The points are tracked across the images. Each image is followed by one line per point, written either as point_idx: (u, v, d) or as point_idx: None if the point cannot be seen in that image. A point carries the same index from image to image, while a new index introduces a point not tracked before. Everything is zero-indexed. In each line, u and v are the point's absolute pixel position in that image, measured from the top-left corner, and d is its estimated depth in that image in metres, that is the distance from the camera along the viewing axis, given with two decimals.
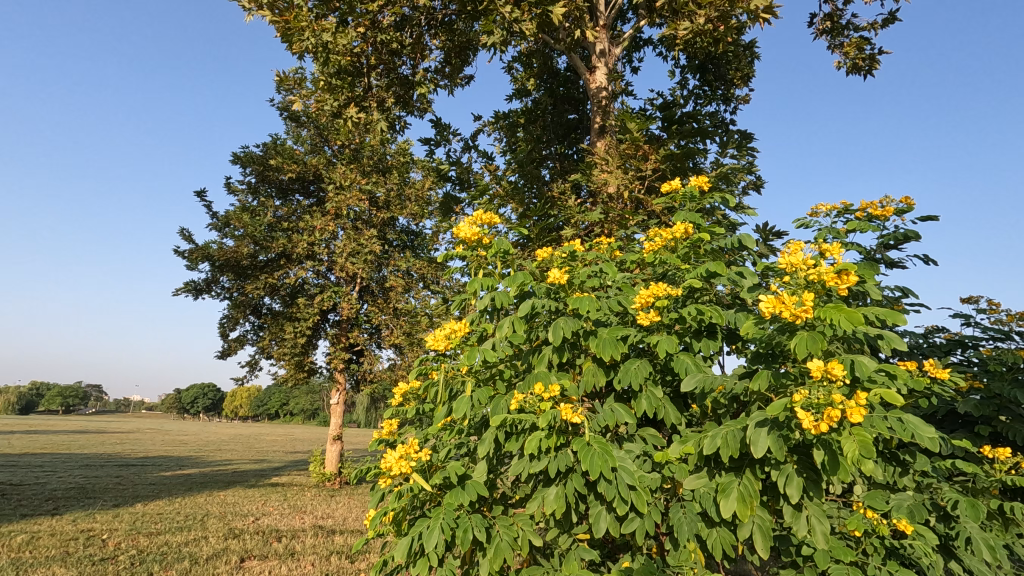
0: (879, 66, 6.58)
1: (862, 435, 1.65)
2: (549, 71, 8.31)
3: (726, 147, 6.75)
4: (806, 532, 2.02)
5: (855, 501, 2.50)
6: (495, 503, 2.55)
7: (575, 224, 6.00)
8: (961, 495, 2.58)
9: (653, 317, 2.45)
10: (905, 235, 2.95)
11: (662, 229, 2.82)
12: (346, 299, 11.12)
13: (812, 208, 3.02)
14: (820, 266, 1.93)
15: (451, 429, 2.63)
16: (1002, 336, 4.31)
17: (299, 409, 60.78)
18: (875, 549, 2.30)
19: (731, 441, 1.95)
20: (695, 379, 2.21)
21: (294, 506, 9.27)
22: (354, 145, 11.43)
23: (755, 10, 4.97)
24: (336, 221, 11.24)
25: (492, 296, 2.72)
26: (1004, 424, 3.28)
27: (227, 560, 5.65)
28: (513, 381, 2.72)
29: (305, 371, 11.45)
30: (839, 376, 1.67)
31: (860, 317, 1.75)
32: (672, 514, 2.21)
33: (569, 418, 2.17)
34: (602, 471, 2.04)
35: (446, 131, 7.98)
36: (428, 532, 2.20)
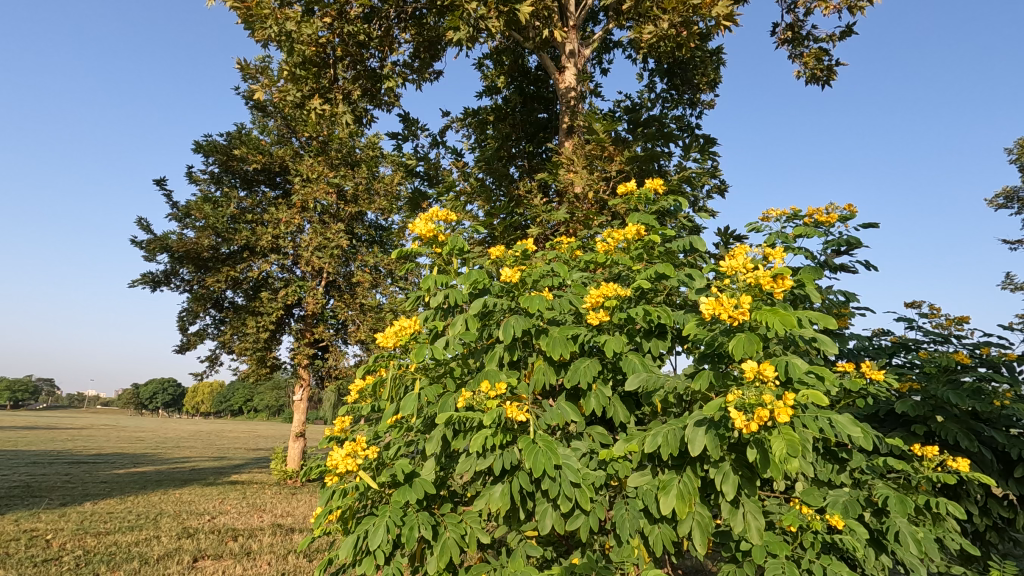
0: (836, 76, 6.81)
1: (790, 434, 1.70)
2: (520, 70, 8.34)
3: (690, 151, 6.89)
4: (742, 529, 2.08)
5: (793, 498, 2.58)
6: (445, 500, 2.55)
7: (541, 223, 6.03)
8: (892, 491, 2.69)
9: (603, 317, 2.49)
10: (849, 242, 3.06)
11: (616, 230, 2.87)
12: (311, 294, 10.93)
13: (762, 213, 3.12)
14: (757, 269, 1.99)
15: (400, 426, 2.62)
16: (942, 339, 4.51)
17: (264, 406, 59.44)
18: (811, 544, 2.38)
19: (671, 440, 1.99)
20: (639, 378, 2.26)
21: (253, 505, 9.07)
22: (322, 137, 11.26)
23: (716, 17, 5.10)
24: (303, 214, 11.03)
25: (445, 292, 2.73)
26: (938, 424, 3.45)
27: (180, 560, 5.50)
28: (464, 378, 2.72)
29: (267, 367, 11.21)
30: (770, 376, 1.74)
31: (794, 320, 1.81)
32: (616, 511, 2.26)
33: (514, 416, 2.19)
34: (545, 468, 2.06)
35: (414, 126, 7.92)
36: (373, 530, 2.20)
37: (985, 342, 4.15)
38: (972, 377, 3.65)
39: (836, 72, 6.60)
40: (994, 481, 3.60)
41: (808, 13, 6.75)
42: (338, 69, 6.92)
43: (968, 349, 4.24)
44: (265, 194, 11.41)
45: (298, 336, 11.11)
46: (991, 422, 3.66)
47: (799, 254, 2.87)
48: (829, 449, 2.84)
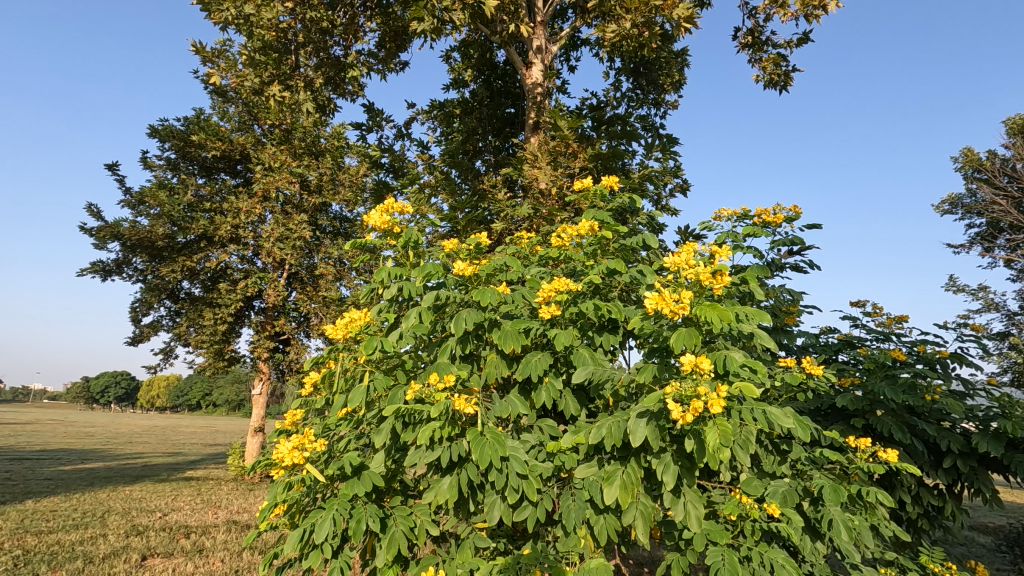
0: (793, 82, 7.02)
1: (724, 425, 1.76)
2: (488, 64, 8.34)
3: (652, 150, 7.02)
4: (683, 517, 2.15)
5: (735, 488, 2.67)
6: (395, 493, 2.54)
7: (505, 218, 6.06)
8: (828, 481, 2.81)
9: (554, 311, 2.51)
10: (795, 241, 3.18)
11: (569, 226, 2.92)
12: (272, 286, 10.64)
13: (714, 213, 3.20)
14: (698, 265, 2.05)
15: (350, 420, 2.61)
16: (884, 336, 4.73)
17: (223, 401, 57.83)
18: (751, 531, 2.47)
19: (615, 432, 2.03)
20: (587, 371, 2.30)
21: (208, 501, 8.82)
22: (286, 125, 10.99)
23: (677, 19, 5.19)
24: (264, 204, 10.73)
25: (399, 285, 2.72)
26: (875, 418, 3.62)
27: (127, 559, 5.32)
28: (415, 371, 2.72)
29: (225, 360, 10.90)
30: (706, 370, 1.81)
31: (730, 315, 1.87)
32: (563, 502, 2.30)
33: (462, 408, 2.21)
34: (492, 460, 2.08)
35: (379, 116, 7.83)
36: (319, 524, 2.18)
37: (922, 340, 4.36)
38: (908, 373, 3.84)
39: (792, 77, 6.80)
40: (925, 471, 3.81)
41: (767, 19, 6.94)
42: (301, 56, 6.78)
43: (906, 347, 4.45)
44: (225, 182, 11.06)
45: (258, 328, 10.82)
46: (925, 416, 3.86)
47: (748, 253, 2.95)
48: (771, 441, 2.95)
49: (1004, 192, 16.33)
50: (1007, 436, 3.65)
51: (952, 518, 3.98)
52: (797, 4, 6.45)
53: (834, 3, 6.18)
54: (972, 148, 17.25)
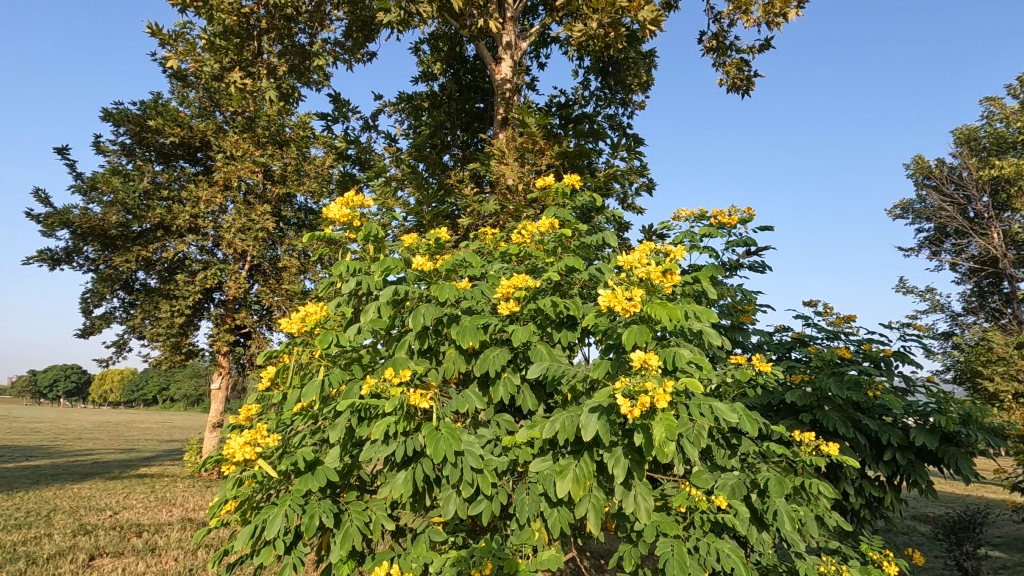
0: (754, 87, 7.21)
1: (670, 419, 1.83)
2: (457, 58, 8.30)
3: (618, 149, 7.13)
4: (633, 509, 2.21)
5: (685, 481, 2.75)
6: (351, 488, 2.53)
7: (472, 213, 6.07)
8: (774, 473, 2.92)
9: (513, 307, 2.53)
10: (748, 242, 3.28)
11: (530, 223, 2.96)
12: (233, 278, 10.34)
13: (673, 213, 3.28)
14: (650, 264, 2.12)
15: (306, 414, 2.58)
16: (833, 334, 4.93)
17: (181, 395, 56.04)
18: (699, 523, 2.56)
19: (567, 426, 2.08)
20: (543, 366, 2.34)
21: (163, 499, 8.56)
22: (249, 113, 10.69)
23: (642, 21, 5.28)
24: (225, 193, 10.41)
25: (358, 279, 2.71)
26: (822, 413, 3.78)
27: (73, 559, 5.12)
28: (372, 366, 2.71)
29: (182, 354, 10.58)
30: (654, 366, 1.86)
31: (679, 313, 1.94)
32: (517, 496, 2.33)
33: (417, 402, 2.21)
34: (446, 454, 2.09)
35: (345, 107, 7.71)
36: (271, 519, 2.15)
37: (867, 339, 4.56)
38: (854, 370, 4.01)
39: (754, 82, 6.99)
40: (867, 463, 3.99)
41: (731, 24, 7.12)
42: (264, 42, 6.61)
43: (854, 345, 4.65)
44: (184, 169, 10.69)
45: (217, 322, 10.52)
46: (868, 411, 4.04)
47: (704, 253, 3.03)
48: (722, 435, 3.04)
49: (951, 199, 17.16)
50: (942, 430, 3.86)
51: (891, 507, 4.19)
52: (759, 10, 6.62)
53: (794, 12, 6.37)
54: (923, 155, 18.04)
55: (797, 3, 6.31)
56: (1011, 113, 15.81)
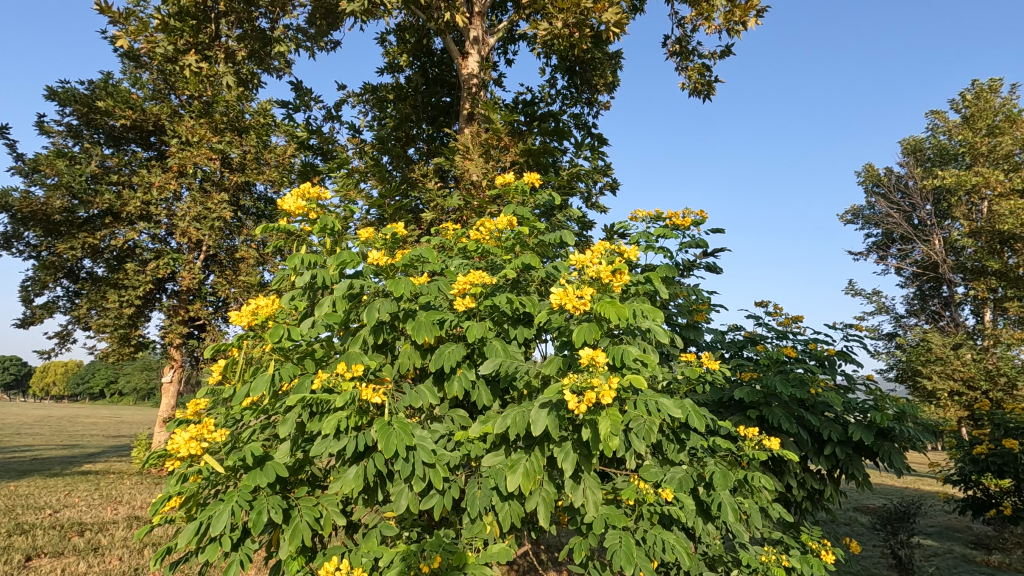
0: (715, 92, 7.41)
1: (616, 414, 1.88)
2: (424, 51, 8.24)
3: (582, 149, 7.22)
4: (581, 502, 2.26)
5: (635, 474, 2.82)
6: (301, 484, 2.50)
7: (435, 208, 6.05)
8: (719, 467, 3.02)
9: (468, 304, 2.54)
10: (700, 244, 3.39)
11: (488, 220, 2.97)
12: (187, 268, 9.97)
13: (631, 214, 3.35)
14: (601, 263, 2.18)
15: (256, 409, 2.54)
16: (782, 334, 5.13)
17: (130, 389, 53.76)
18: (646, 515, 2.64)
19: (518, 421, 2.11)
20: (496, 362, 2.37)
21: (108, 497, 8.22)
22: (207, 97, 10.33)
23: (607, 23, 5.38)
24: (180, 179, 10.03)
25: (313, 273, 2.68)
26: (767, 409, 3.93)
27: (8, 560, 4.87)
28: (326, 360, 2.68)
29: (131, 346, 10.17)
30: (601, 363, 1.92)
31: (627, 312, 2.00)
32: (468, 490, 2.36)
33: (369, 398, 2.21)
34: (397, 449, 2.09)
35: (307, 96, 7.56)
36: (216, 516, 2.11)
37: (813, 338, 4.76)
38: (799, 368, 4.19)
39: (714, 87, 7.18)
40: (809, 457, 4.17)
41: (694, 30, 7.28)
42: (222, 25, 6.41)
43: (800, 345, 4.84)
44: (136, 154, 10.26)
45: (170, 313, 10.14)
46: (812, 408, 4.23)
47: (659, 253, 3.11)
48: (672, 430, 3.12)
49: (898, 206, 18.01)
50: (878, 426, 4.07)
51: (830, 499, 4.41)
52: (721, 18, 6.79)
53: (753, 21, 6.58)
54: (873, 163, 18.87)
55: (757, 13, 6.51)
56: (953, 126, 16.70)
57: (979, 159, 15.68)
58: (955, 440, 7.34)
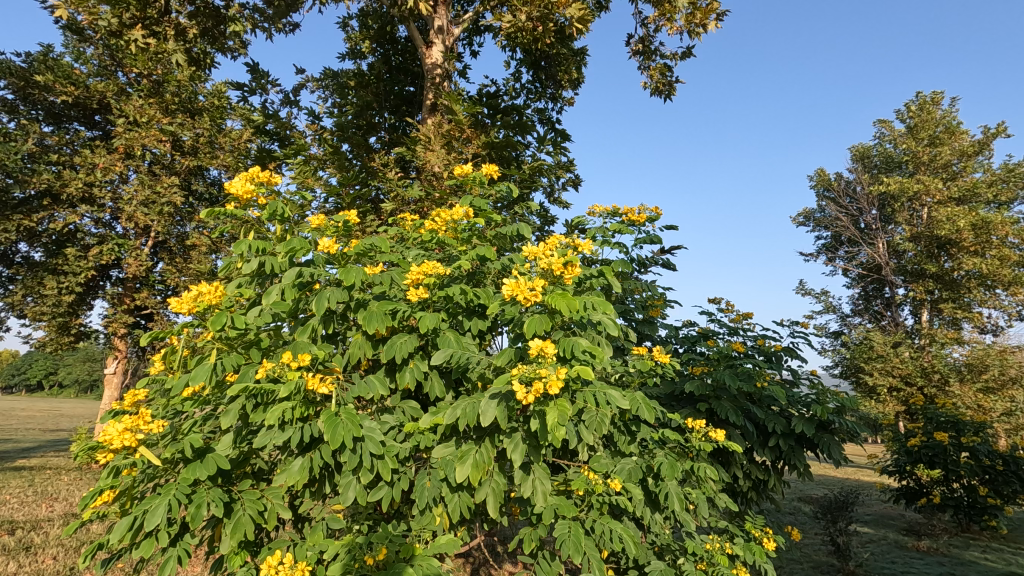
0: (676, 92, 7.55)
1: (563, 404, 1.90)
2: (388, 38, 8.11)
3: (544, 143, 7.24)
4: (531, 492, 2.27)
5: (586, 466, 2.86)
6: (244, 476, 2.43)
7: (396, 198, 5.97)
8: (667, 458, 3.09)
9: (422, 294, 2.51)
10: (654, 239, 3.45)
11: (444, 210, 2.93)
12: (133, 255, 9.52)
13: (589, 208, 3.39)
14: (552, 255, 2.19)
15: (197, 400, 2.45)
16: (733, 330, 5.29)
17: (72, 380, 51.08)
18: (595, 506, 2.68)
19: (468, 412, 2.11)
20: (448, 354, 2.35)
21: (42, 494, 7.77)
22: (157, 76, 9.85)
23: (570, 18, 5.42)
24: (127, 161, 9.56)
25: (261, 260, 2.59)
26: (716, 403, 4.05)
27: None
28: (273, 349, 2.61)
29: (71, 336, 9.65)
30: (550, 355, 1.93)
31: (577, 304, 2.02)
32: (418, 481, 2.35)
33: (315, 387, 2.16)
34: (344, 440, 2.05)
35: (264, 79, 7.31)
36: (152, 510, 2.03)
37: (762, 335, 4.93)
38: (747, 363, 4.33)
39: (675, 87, 7.32)
40: (754, 449, 4.31)
41: (657, 30, 7.39)
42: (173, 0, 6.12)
43: (750, 341, 5.00)
44: (79, 132, 9.71)
45: (114, 301, 9.66)
46: (758, 401, 4.37)
47: (613, 248, 3.15)
48: (623, 422, 3.17)
49: (846, 210, 18.79)
50: (818, 419, 4.26)
51: (774, 489, 4.58)
52: (682, 19, 6.90)
53: (713, 24, 6.72)
54: (824, 168, 19.63)
55: (716, 16, 6.65)
56: (898, 135, 17.55)
57: (921, 167, 16.53)
58: (892, 433, 7.75)
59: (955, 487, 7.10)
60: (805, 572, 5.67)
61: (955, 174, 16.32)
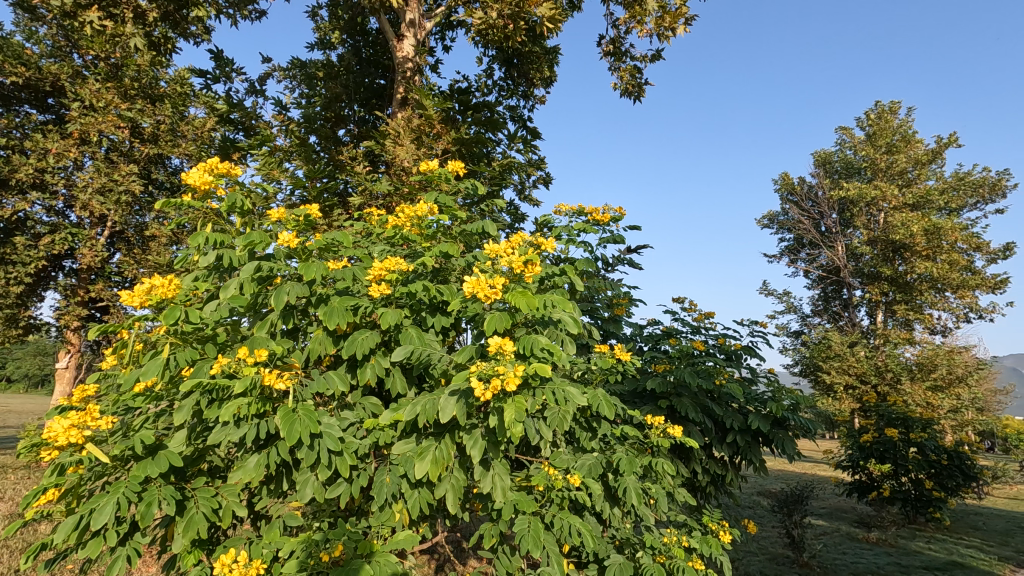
0: (645, 95, 7.65)
1: (520, 401, 1.93)
2: (358, 30, 8.01)
3: (515, 141, 7.26)
4: (490, 488, 2.29)
5: (546, 462, 2.90)
6: (197, 474, 2.38)
7: (364, 192, 5.90)
8: (627, 454, 3.15)
9: (383, 290, 2.49)
10: (618, 239, 3.51)
11: (408, 206, 2.92)
12: (87, 245, 9.14)
13: (555, 207, 3.43)
14: (512, 253, 2.22)
15: (149, 395, 2.39)
16: (696, 329, 5.41)
17: (21, 375, 48.79)
18: (554, 501, 2.71)
19: (428, 408, 2.12)
20: (408, 350, 2.35)
21: None
22: (114, 59, 9.47)
23: (541, 17, 5.45)
24: (82, 147, 9.16)
25: (219, 253, 2.54)
26: (676, 401, 4.15)
27: None
28: (229, 344, 2.56)
29: (19, 328, 9.23)
30: (508, 352, 1.96)
31: (537, 303, 2.04)
32: (377, 477, 2.34)
33: (272, 383, 2.13)
34: (301, 436, 2.02)
35: (228, 67, 7.12)
36: (98, 509, 1.97)
37: (723, 334, 5.05)
38: (707, 361, 4.44)
39: (644, 89, 7.42)
40: (713, 445, 4.43)
41: (628, 31, 7.48)
42: None
43: (711, 339, 5.13)
44: (30, 115, 9.27)
45: (66, 293, 9.28)
46: (717, 399, 4.48)
47: (578, 247, 3.20)
48: (584, 418, 3.23)
49: (807, 214, 19.38)
50: (774, 416, 4.40)
51: (731, 483, 4.71)
52: (652, 22, 7.01)
53: (682, 28, 6.84)
54: (788, 173, 20.20)
55: (685, 20, 6.77)
56: (858, 143, 18.19)
57: (879, 174, 17.15)
58: (846, 430, 8.04)
59: (903, 481, 7.43)
60: (760, 564, 5.85)
61: (910, 182, 17.00)
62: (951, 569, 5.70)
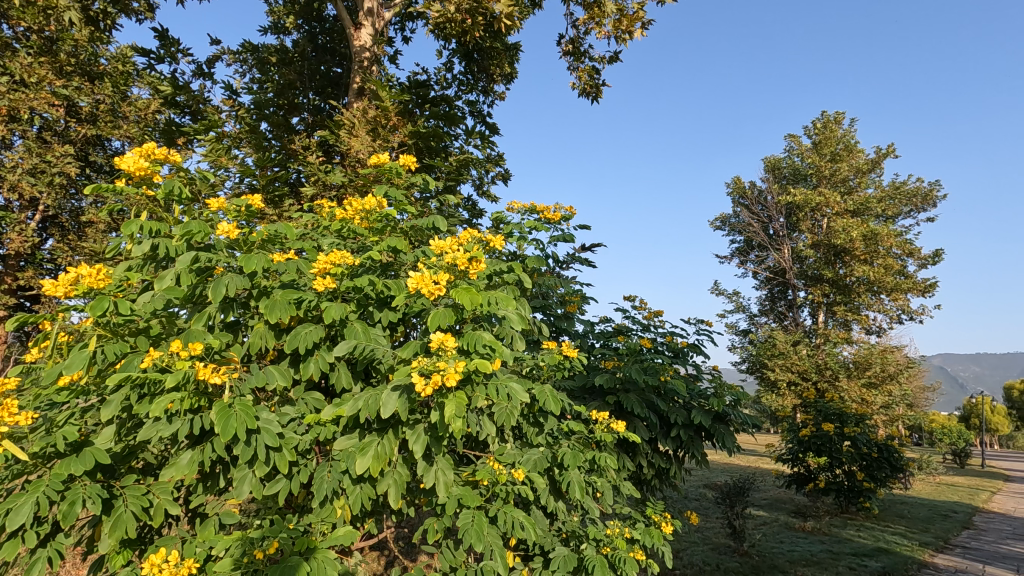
0: (602, 96, 7.77)
1: (460, 396, 1.95)
2: (313, 16, 7.83)
3: (472, 136, 7.24)
4: (433, 483, 2.30)
5: (491, 457, 2.92)
6: (127, 471, 2.29)
7: (317, 182, 5.77)
8: (571, 449, 3.20)
9: (328, 284, 2.45)
10: (568, 237, 3.56)
11: (356, 199, 2.88)
12: (16, 229, 8.56)
13: (507, 204, 3.45)
14: (457, 250, 2.23)
15: (75, 390, 2.28)
16: (646, 327, 5.54)
17: None
18: (498, 494, 2.74)
19: (370, 404, 2.11)
20: (350, 345, 2.32)
21: None
22: (49, 32, 8.89)
23: (499, 13, 5.44)
24: (10, 124, 8.56)
25: (154, 242, 2.44)
26: (623, 397, 4.25)
27: None
28: (165, 337, 2.47)
29: None
30: (450, 348, 1.97)
31: (481, 299, 2.06)
32: (318, 474, 2.31)
33: (207, 377, 2.07)
34: (237, 432, 1.98)
35: (174, 47, 6.83)
36: (14, 509, 1.87)
37: (671, 332, 5.20)
38: (654, 359, 4.57)
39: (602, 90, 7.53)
40: (658, 439, 4.55)
41: (587, 32, 7.57)
42: None
43: (660, 337, 5.27)
44: None
45: None
46: (663, 395, 4.62)
47: (528, 244, 3.23)
48: (532, 414, 3.26)
49: (757, 217, 20.13)
50: (715, 411, 4.56)
51: (675, 476, 4.86)
52: (610, 24, 7.11)
53: (638, 32, 6.98)
54: (739, 177, 20.89)
55: (641, 25, 6.92)
56: (805, 150, 19.01)
57: (823, 180, 17.96)
58: (787, 425, 8.41)
59: (837, 473, 7.84)
60: (703, 554, 6.07)
61: (851, 189, 17.89)
62: (877, 554, 6.06)
